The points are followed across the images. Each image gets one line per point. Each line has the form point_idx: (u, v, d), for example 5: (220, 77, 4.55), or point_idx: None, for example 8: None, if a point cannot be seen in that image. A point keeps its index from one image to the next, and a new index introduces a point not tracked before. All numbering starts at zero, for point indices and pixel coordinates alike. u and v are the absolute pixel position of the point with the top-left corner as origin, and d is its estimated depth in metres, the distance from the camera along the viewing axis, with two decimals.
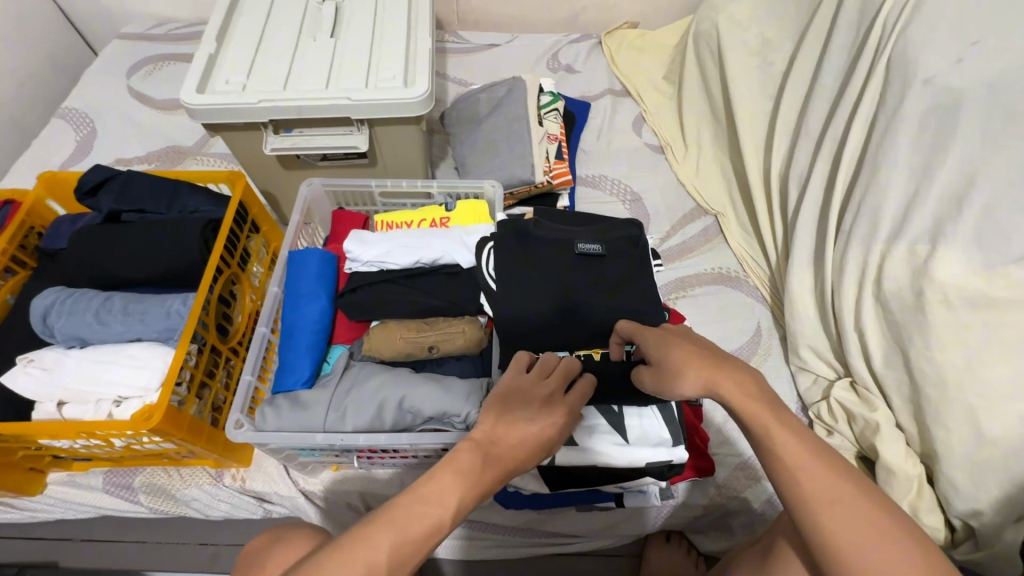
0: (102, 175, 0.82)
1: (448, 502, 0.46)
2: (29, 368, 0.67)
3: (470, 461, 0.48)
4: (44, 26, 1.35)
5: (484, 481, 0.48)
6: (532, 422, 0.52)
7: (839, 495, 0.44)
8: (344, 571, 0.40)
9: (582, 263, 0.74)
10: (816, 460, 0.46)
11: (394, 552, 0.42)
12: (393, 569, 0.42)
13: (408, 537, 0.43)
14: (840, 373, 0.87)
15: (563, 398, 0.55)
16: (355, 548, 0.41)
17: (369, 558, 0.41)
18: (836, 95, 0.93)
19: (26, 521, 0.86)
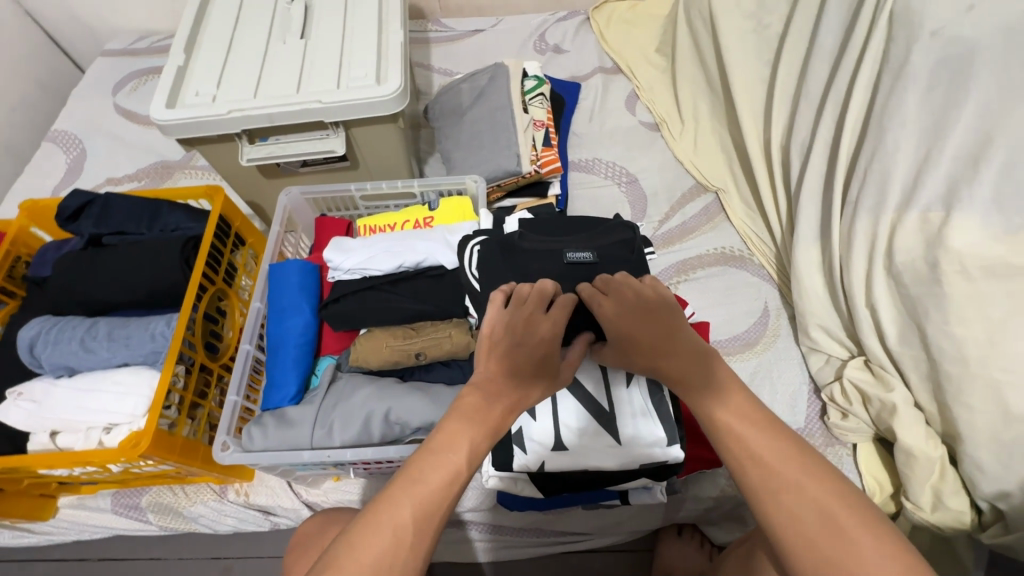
0: (81, 199, 0.81)
1: (459, 452, 0.46)
2: (20, 401, 0.67)
3: (471, 408, 0.48)
4: (27, 49, 1.34)
5: (490, 421, 0.48)
6: (524, 350, 0.50)
7: (792, 484, 0.43)
8: (372, 539, 0.41)
9: (571, 274, 0.67)
10: (777, 449, 0.45)
11: (417, 505, 0.43)
12: (420, 525, 0.43)
13: (424, 496, 0.44)
14: (854, 352, 0.83)
15: (548, 318, 0.52)
16: (383, 516, 0.42)
17: (396, 519, 0.42)
18: (837, 54, 0.86)
19: (42, 544, 0.87)
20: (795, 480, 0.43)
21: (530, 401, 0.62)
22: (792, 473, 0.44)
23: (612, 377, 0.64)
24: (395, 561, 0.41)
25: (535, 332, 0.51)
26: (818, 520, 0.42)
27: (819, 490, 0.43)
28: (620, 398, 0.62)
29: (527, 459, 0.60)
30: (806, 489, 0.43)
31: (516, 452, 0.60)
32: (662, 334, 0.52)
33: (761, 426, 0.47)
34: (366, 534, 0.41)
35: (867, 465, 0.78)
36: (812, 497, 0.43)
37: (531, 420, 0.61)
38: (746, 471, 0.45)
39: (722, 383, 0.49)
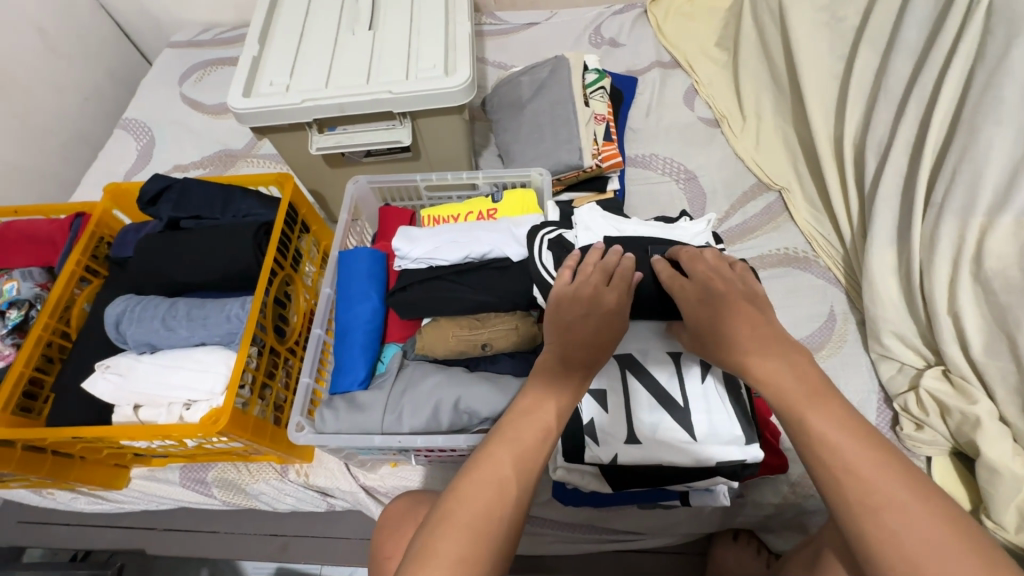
0: (161, 184, 0.84)
1: (545, 416, 0.52)
2: (106, 374, 0.70)
3: (549, 379, 0.54)
4: (101, 40, 1.41)
5: (564, 387, 0.54)
6: (592, 321, 0.56)
7: (895, 502, 0.42)
8: (482, 490, 0.48)
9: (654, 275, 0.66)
10: (880, 466, 0.44)
11: (516, 458, 0.50)
12: (519, 475, 0.49)
13: (521, 448, 0.51)
14: (931, 362, 0.79)
15: (610, 290, 0.58)
16: (489, 468, 0.49)
17: (499, 471, 0.49)
18: (922, 48, 0.82)
19: (114, 511, 0.92)
20: (899, 500, 0.42)
21: (602, 392, 0.61)
22: (893, 487, 0.43)
23: (684, 372, 0.62)
24: (499, 507, 0.47)
25: (600, 304, 0.57)
26: (922, 541, 0.41)
27: (921, 510, 0.42)
28: (694, 393, 0.60)
29: (600, 451, 0.58)
30: (912, 511, 0.42)
31: (588, 443, 0.58)
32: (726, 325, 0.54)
33: (862, 441, 0.45)
34: (469, 485, 0.48)
35: (942, 479, 0.74)
36: (909, 509, 0.42)
37: (602, 411, 0.60)
38: (844, 487, 0.44)
39: (800, 382, 0.49)
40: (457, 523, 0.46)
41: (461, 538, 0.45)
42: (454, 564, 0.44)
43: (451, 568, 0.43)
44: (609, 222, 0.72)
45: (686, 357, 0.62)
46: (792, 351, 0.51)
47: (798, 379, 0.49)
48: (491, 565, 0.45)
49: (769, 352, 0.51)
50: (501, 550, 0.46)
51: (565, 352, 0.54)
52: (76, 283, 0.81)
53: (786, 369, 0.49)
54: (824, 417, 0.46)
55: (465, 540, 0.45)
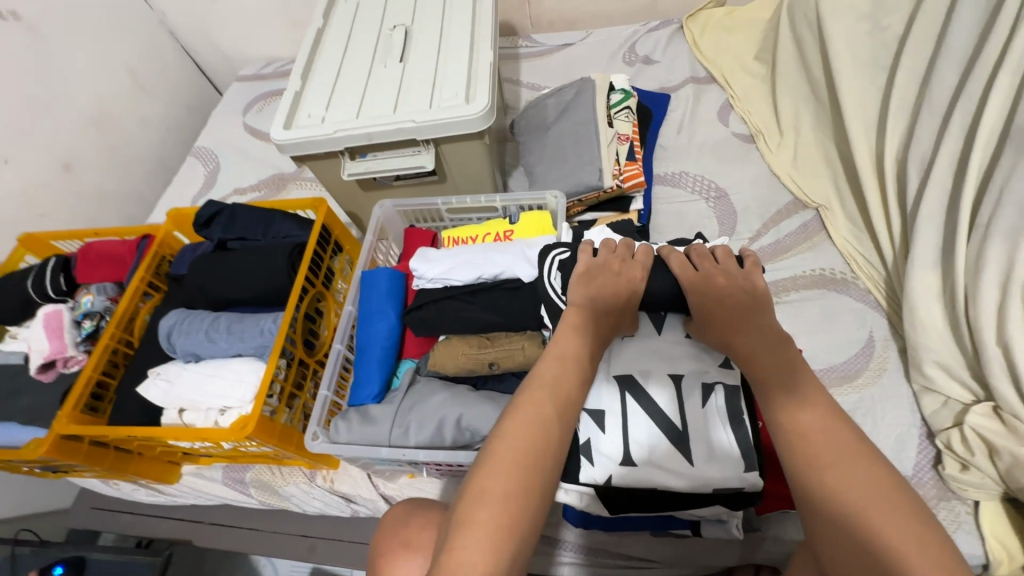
0: (213, 209, 0.93)
1: (577, 362, 0.58)
2: (157, 380, 0.78)
3: (583, 330, 0.60)
4: (181, 77, 1.58)
5: (593, 334, 0.60)
6: (618, 280, 0.62)
7: (840, 466, 0.47)
8: (525, 430, 0.52)
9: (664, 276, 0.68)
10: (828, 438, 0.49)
11: (554, 400, 0.54)
12: (559, 417, 0.54)
13: (558, 390, 0.55)
14: (981, 397, 0.72)
15: (637, 262, 0.64)
16: (534, 413, 0.53)
17: (541, 413, 0.53)
18: (970, 57, 0.77)
19: (168, 503, 1.01)
20: (842, 464, 0.47)
21: (600, 413, 0.60)
22: (842, 457, 0.47)
23: (685, 395, 0.60)
24: (543, 449, 0.51)
25: (624, 268, 0.63)
26: (863, 497, 0.45)
27: (863, 472, 0.46)
28: (695, 419, 0.59)
29: (595, 472, 0.58)
30: (855, 475, 0.46)
31: (581, 463, 0.58)
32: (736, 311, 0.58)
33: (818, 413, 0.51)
34: (514, 431, 0.51)
35: (991, 527, 0.67)
36: (853, 472, 0.46)
37: (598, 433, 0.59)
38: (797, 450, 0.49)
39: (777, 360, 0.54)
40: (508, 462, 0.49)
41: (510, 479, 0.49)
42: (508, 495, 0.48)
43: (502, 504, 0.47)
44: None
45: (687, 381, 0.61)
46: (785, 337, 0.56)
47: (779, 357, 0.55)
48: (537, 500, 0.49)
49: (754, 329, 0.57)
50: (546, 486, 0.50)
51: (592, 303, 0.62)
52: (140, 297, 0.91)
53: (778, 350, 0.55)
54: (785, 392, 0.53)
55: (514, 481, 0.48)
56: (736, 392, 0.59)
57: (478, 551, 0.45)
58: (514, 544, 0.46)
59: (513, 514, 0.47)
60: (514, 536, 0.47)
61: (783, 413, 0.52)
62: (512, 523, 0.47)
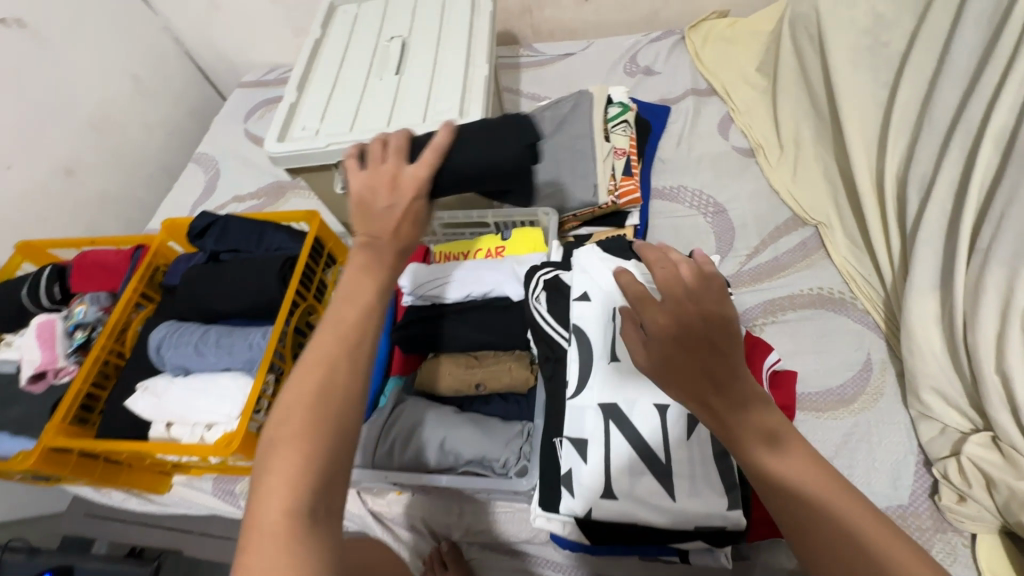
0: (206, 220, 0.93)
1: (363, 294, 0.49)
2: (145, 394, 0.78)
3: (366, 261, 0.51)
4: (184, 83, 1.58)
5: (384, 269, 0.51)
6: (388, 203, 0.53)
7: (787, 447, 0.41)
8: (308, 377, 0.45)
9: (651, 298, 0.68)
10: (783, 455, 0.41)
11: (340, 338, 0.47)
12: (344, 358, 0.46)
13: (341, 328, 0.47)
14: (979, 426, 0.71)
15: (406, 165, 0.56)
16: (312, 358, 0.45)
17: (324, 358, 0.46)
18: (972, 77, 0.75)
19: (159, 512, 1.01)
20: (786, 439, 0.41)
21: (583, 442, 0.59)
22: (802, 474, 0.40)
23: (670, 426, 0.58)
24: (325, 395, 0.44)
25: (398, 176, 0.55)
26: (813, 475, 0.40)
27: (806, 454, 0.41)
28: (680, 453, 0.57)
29: (575, 503, 0.56)
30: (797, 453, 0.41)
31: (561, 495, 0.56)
32: (680, 351, 0.40)
33: (777, 413, 0.42)
34: (293, 379, 0.45)
35: (988, 562, 0.66)
36: (799, 451, 0.41)
37: (581, 462, 0.58)
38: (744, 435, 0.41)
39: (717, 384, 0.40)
40: (288, 414, 0.43)
41: (297, 429, 0.42)
42: (290, 448, 0.42)
43: (287, 453, 0.42)
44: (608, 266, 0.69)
45: (673, 413, 0.58)
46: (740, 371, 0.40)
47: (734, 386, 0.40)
48: (333, 444, 0.43)
49: (715, 379, 0.40)
50: (338, 431, 0.44)
51: (370, 233, 0.53)
52: (133, 307, 0.91)
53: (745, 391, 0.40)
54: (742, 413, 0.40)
55: (300, 430, 0.42)
56: None
57: (269, 505, 0.40)
58: (304, 498, 0.40)
59: (299, 459, 0.41)
60: (303, 493, 0.41)
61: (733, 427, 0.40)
62: (301, 472, 0.41)
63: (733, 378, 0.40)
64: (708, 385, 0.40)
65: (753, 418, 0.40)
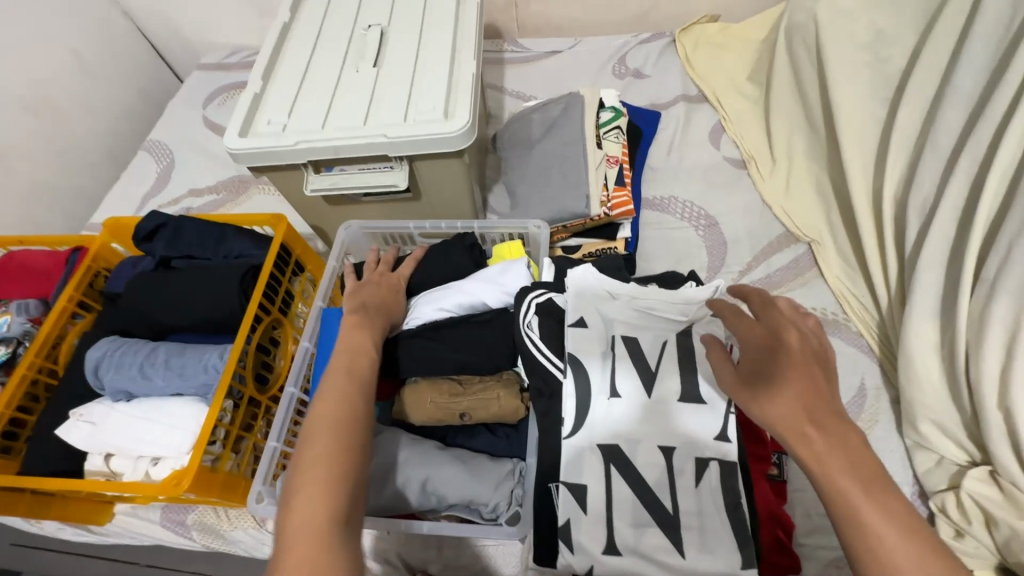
0: (156, 221, 0.83)
1: (359, 340, 0.60)
2: (79, 422, 0.68)
3: (358, 321, 0.62)
4: (133, 62, 1.44)
5: (373, 325, 0.63)
6: (379, 288, 0.69)
7: (832, 450, 0.43)
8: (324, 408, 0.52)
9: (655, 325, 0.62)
10: (843, 460, 0.43)
11: (351, 367, 0.57)
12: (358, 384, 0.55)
13: (355, 358, 0.58)
14: (977, 459, 0.69)
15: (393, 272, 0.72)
16: (331, 390, 0.54)
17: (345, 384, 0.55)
18: (977, 101, 0.73)
19: (99, 544, 0.91)
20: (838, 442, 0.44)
21: (582, 488, 0.54)
22: (838, 479, 0.43)
23: (678, 470, 0.54)
24: (348, 414, 0.52)
25: (384, 277, 0.71)
26: (852, 487, 0.42)
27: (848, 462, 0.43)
28: (689, 503, 0.53)
29: (574, 559, 0.52)
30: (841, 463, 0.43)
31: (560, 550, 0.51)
32: (766, 355, 0.51)
33: (844, 426, 0.44)
34: (315, 409, 0.52)
35: None
36: (844, 458, 0.43)
37: (581, 513, 0.53)
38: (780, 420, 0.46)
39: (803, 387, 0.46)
40: (314, 438, 0.50)
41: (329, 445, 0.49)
42: (318, 466, 0.47)
43: (319, 468, 0.47)
44: (604, 287, 0.64)
45: (680, 456, 0.55)
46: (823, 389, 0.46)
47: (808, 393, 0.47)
48: (360, 451, 0.50)
49: (802, 391, 0.46)
50: (363, 440, 0.52)
51: (363, 304, 0.66)
52: (68, 318, 0.80)
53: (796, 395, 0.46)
54: (803, 422, 0.45)
55: (331, 447, 0.49)
56: (734, 469, 0.54)
57: (312, 508, 0.45)
58: (341, 500, 0.46)
59: (338, 467, 0.48)
60: (341, 488, 0.47)
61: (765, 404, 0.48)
62: (334, 488, 0.47)
63: (813, 383, 0.47)
64: (798, 400, 0.46)
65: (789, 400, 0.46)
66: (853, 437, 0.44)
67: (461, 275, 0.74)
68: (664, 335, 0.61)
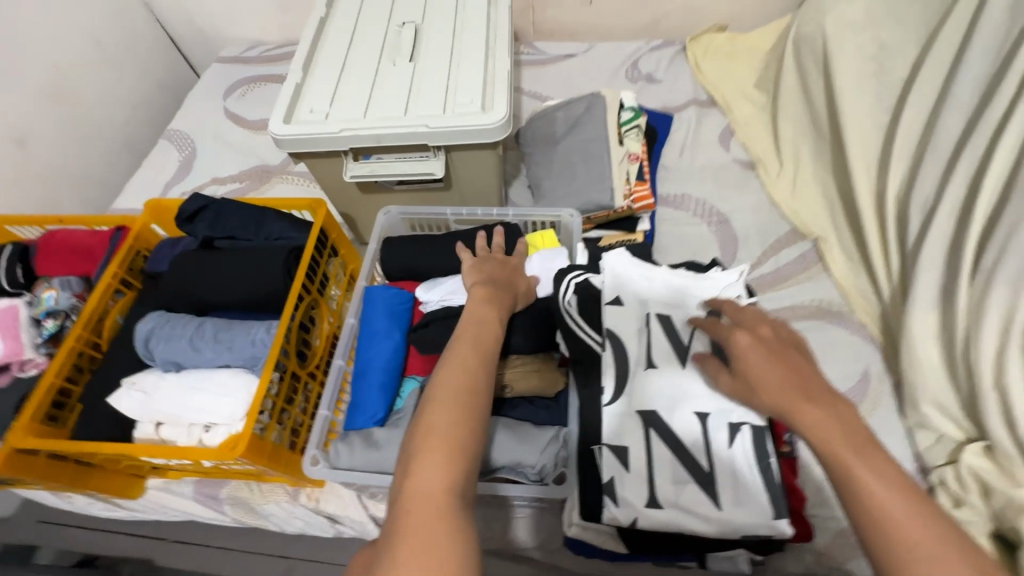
0: (199, 203, 0.86)
1: (489, 325, 0.59)
2: (132, 391, 0.71)
3: (484, 305, 0.61)
4: (153, 53, 1.46)
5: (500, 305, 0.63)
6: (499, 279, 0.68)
7: (820, 415, 0.48)
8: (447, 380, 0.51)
9: (680, 300, 0.69)
10: (832, 431, 0.46)
11: (478, 349, 0.55)
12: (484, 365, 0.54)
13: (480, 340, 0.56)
14: (973, 436, 0.75)
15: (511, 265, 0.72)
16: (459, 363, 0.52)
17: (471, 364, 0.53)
18: (974, 108, 0.80)
19: (129, 519, 0.93)
20: (824, 409, 0.48)
21: (623, 449, 0.60)
22: (829, 443, 0.46)
23: (712, 434, 0.59)
24: (473, 392, 0.50)
25: (507, 268, 0.71)
26: (839, 445, 0.45)
27: (836, 422, 0.47)
28: (723, 463, 0.58)
29: (619, 513, 0.58)
30: (831, 425, 0.47)
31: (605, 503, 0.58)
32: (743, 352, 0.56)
33: (826, 395, 0.49)
34: (439, 380, 0.51)
35: None
36: (831, 422, 0.47)
37: (624, 471, 0.59)
38: (773, 399, 0.51)
39: (780, 369, 0.52)
40: (440, 405, 0.48)
41: (451, 414, 0.48)
42: (444, 433, 0.46)
43: (443, 433, 0.46)
44: (638, 271, 0.70)
45: (714, 420, 0.59)
46: (805, 372, 0.52)
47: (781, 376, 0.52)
48: (480, 431, 0.48)
49: (781, 371, 0.52)
50: (483, 420, 0.50)
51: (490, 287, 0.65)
52: (111, 295, 0.83)
53: (780, 373, 0.52)
54: (794, 405, 0.49)
55: (456, 416, 0.47)
56: (763, 433, 0.59)
57: (431, 478, 0.43)
58: (462, 471, 0.45)
59: (460, 438, 0.46)
60: (459, 459, 0.45)
61: (759, 392, 0.52)
62: (455, 462, 0.45)
63: (797, 367, 0.52)
64: (780, 383, 0.51)
65: (778, 387, 0.51)
66: (838, 411, 0.48)
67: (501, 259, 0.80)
68: (696, 314, 0.67)
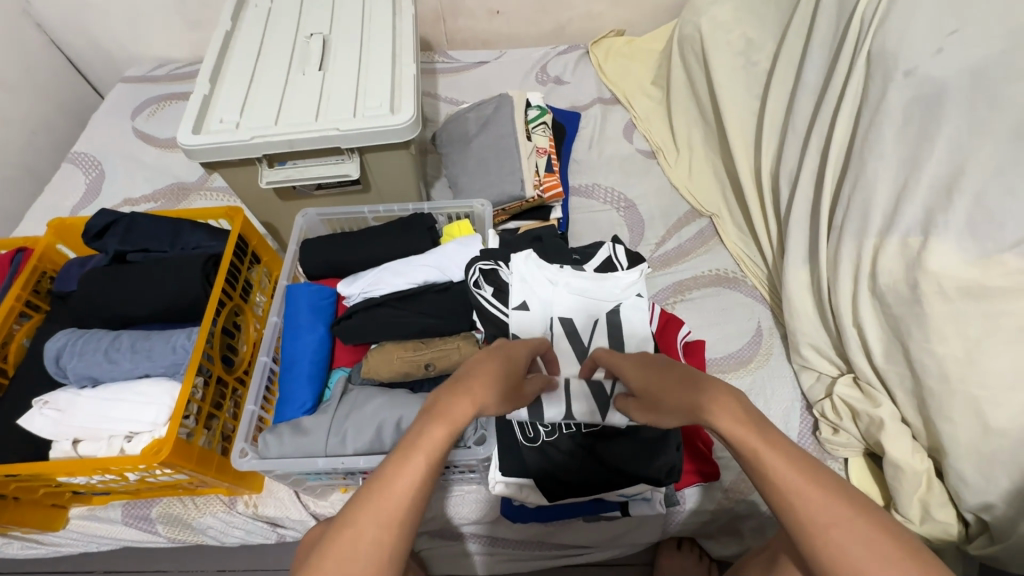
0: (108, 218, 0.85)
1: (424, 453, 0.45)
2: (45, 409, 0.70)
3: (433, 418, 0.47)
4: (50, 75, 1.40)
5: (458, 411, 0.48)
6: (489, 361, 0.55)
7: (720, 402, 0.49)
8: (344, 536, 0.41)
9: (582, 293, 0.77)
10: (740, 424, 0.48)
11: (394, 491, 0.43)
12: (396, 508, 0.43)
13: (398, 481, 0.43)
14: (843, 370, 0.87)
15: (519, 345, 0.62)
16: (361, 504, 0.43)
17: (382, 511, 0.42)
18: (821, 90, 0.93)
19: (51, 555, 0.88)
20: (721, 392, 0.49)
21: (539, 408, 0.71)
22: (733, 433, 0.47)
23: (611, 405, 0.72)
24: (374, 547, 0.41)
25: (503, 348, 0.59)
26: (734, 428, 0.47)
27: (734, 407, 0.48)
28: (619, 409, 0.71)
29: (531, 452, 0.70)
30: (733, 408, 0.48)
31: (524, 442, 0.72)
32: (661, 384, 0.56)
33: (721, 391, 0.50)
34: (341, 527, 0.42)
35: (858, 477, 0.81)
36: (733, 410, 0.48)
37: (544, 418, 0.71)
38: (682, 404, 0.52)
39: (678, 381, 0.54)
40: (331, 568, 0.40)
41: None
42: None
43: None
44: (545, 277, 0.78)
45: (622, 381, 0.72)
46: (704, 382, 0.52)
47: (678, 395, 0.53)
48: None
49: (690, 384, 0.52)
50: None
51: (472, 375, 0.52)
52: (15, 319, 0.80)
53: (680, 381, 0.54)
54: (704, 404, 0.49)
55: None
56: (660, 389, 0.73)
57: None
58: None
59: None
60: None
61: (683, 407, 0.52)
62: None
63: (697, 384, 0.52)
64: (682, 388, 0.53)
65: (692, 397, 0.52)
66: (740, 400, 0.49)
67: (420, 251, 0.84)
68: (595, 315, 0.77)
